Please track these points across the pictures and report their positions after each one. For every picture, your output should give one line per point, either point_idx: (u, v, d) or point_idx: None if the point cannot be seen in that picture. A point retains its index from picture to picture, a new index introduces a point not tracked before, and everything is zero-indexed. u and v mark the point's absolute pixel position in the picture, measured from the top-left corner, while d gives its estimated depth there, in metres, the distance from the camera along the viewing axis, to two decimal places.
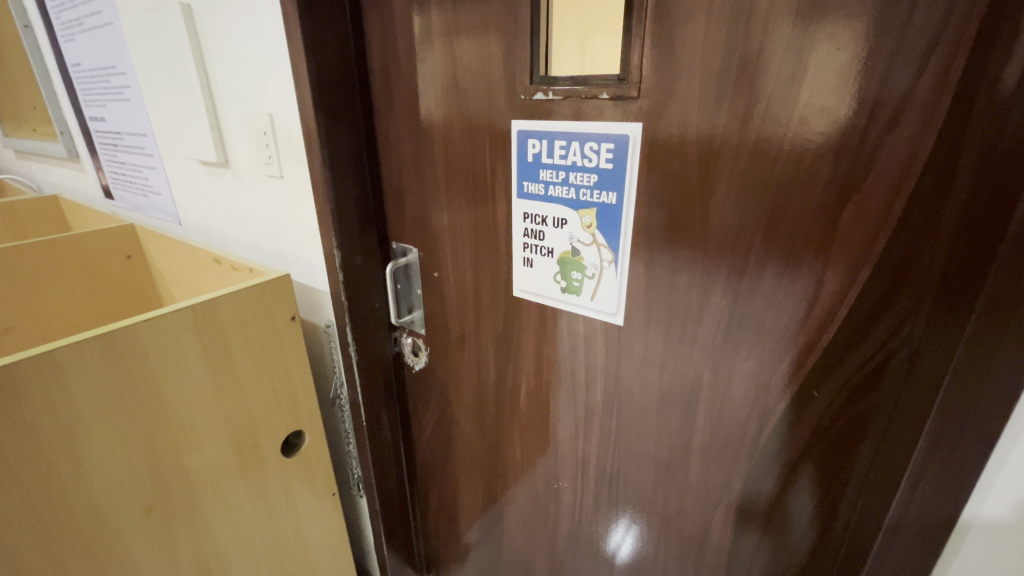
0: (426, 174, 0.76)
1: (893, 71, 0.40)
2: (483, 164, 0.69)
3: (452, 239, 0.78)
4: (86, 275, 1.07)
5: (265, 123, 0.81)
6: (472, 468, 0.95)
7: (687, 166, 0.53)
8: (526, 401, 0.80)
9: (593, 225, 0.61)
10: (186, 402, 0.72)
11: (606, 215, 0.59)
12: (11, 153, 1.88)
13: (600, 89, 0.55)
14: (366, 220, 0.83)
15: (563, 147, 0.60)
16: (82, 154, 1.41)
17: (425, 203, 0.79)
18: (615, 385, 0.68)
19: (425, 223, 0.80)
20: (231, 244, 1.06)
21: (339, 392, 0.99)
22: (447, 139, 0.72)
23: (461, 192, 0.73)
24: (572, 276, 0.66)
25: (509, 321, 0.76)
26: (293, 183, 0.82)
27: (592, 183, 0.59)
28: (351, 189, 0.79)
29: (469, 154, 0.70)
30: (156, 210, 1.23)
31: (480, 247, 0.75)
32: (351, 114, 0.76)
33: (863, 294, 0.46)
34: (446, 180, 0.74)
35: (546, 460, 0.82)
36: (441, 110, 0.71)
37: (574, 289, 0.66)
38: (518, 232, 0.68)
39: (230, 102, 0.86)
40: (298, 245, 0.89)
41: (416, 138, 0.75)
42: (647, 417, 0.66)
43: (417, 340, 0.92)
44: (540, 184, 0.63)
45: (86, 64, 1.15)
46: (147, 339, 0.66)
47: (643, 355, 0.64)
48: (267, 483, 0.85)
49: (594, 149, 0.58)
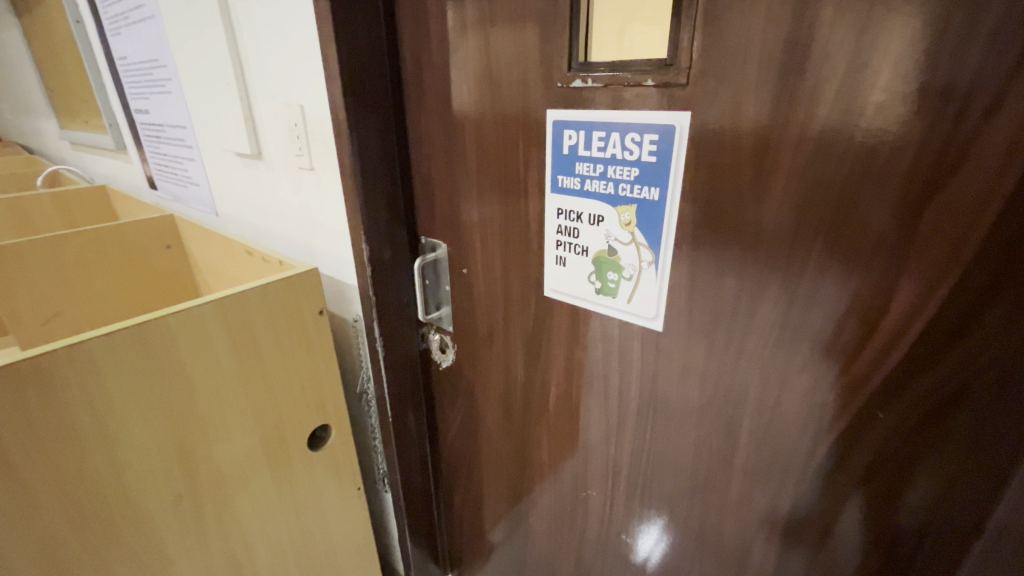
0: (458, 168, 0.74)
1: (995, 50, 0.34)
2: (516, 157, 0.66)
3: (483, 235, 0.75)
4: (128, 264, 1.10)
5: (297, 115, 0.80)
6: (498, 468, 0.93)
7: (740, 161, 0.48)
8: (554, 406, 0.77)
9: (632, 223, 0.57)
10: (214, 394, 0.72)
11: (648, 212, 0.55)
12: (67, 144, 1.98)
13: (645, 75, 0.51)
14: (396, 214, 0.82)
15: (602, 139, 0.56)
16: (128, 146, 1.45)
17: (458, 200, 0.76)
18: (651, 393, 0.64)
19: (457, 219, 0.78)
20: (263, 236, 1.06)
21: (366, 387, 0.98)
22: (479, 131, 0.69)
23: (492, 186, 0.70)
24: (608, 276, 0.62)
25: (540, 320, 0.73)
26: (323, 175, 0.81)
27: (633, 178, 0.55)
28: (381, 182, 0.78)
29: (501, 146, 0.67)
30: (195, 201, 1.26)
31: (511, 243, 0.72)
32: (381, 104, 0.74)
33: (945, 306, 0.41)
34: (478, 173, 0.71)
35: (574, 465, 0.79)
36: (472, 101, 0.68)
37: (609, 291, 0.62)
38: (550, 228, 0.65)
39: (263, 93, 0.85)
40: (327, 239, 0.88)
41: (446, 131, 0.73)
42: (685, 428, 0.62)
43: (445, 337, 0.90)
44: (576, 178, 0.60)
45: (131, 57, 1.18)
46: (176, 332, 0.66)
47: (684, 364, 0.59)
48: (293, 476, 0.86)
49: (635, 141, 0.54)
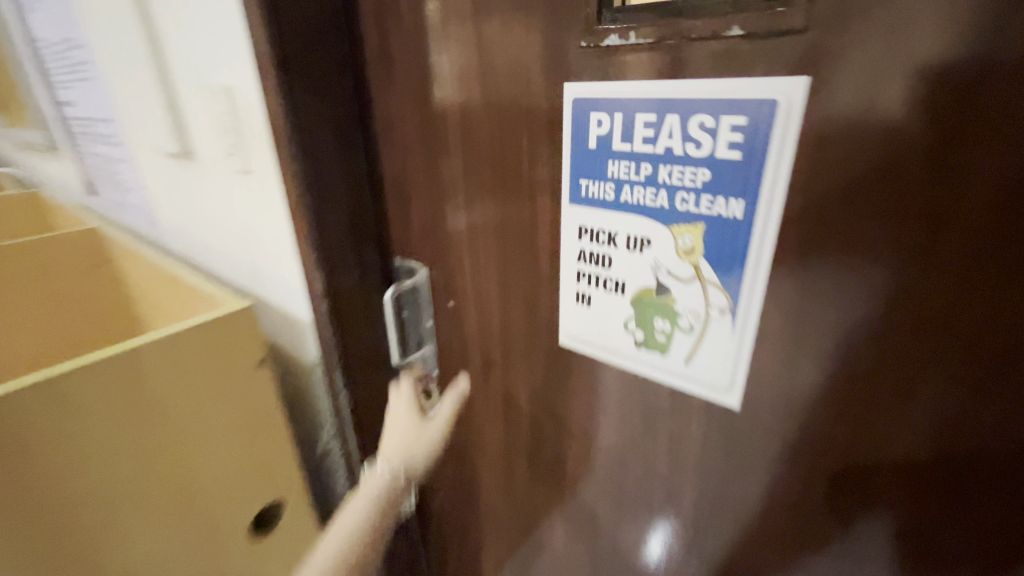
0: (439, 169, 0.54)
1: None
2: (519, 155, 0.47)
3: (475, 258, 0.56)
4: (38, 292, 0.90)
5: (224, 101, 0.60)
6: (498, 546, 0.74)
7: (897, 159, 0.29)
8: (572, 483, 0.58)
9: (697, 252, 0.37)
10: (116, 474, 0.59)
11: (723, 237, 0.36)
12: (7, 144, 1.76)
13: (725, 21, 0.32)
14: (360, 229, 0.62)
15: (650, 125, 0.37)
16: (61, 145, 1.25)
17: (442, 211, 0.57)
18: (713, 490, 0.45)
19: (441, 236, 0.58)
20: (204, 255, 0.87)
21: (331, 444, 0.79)
22: (466, 120, 0.50)
23: (486, 195, 0.51)
24: (655, 326, 0.42)
25: (552, 376, 0.54)
26: (260, 181, 0.62)
27: (700, 184, 0.35)
28: (339, 191, 0.59)
29: (498, 139, 0.48)
30: (132, 210, 1.06)
31: (513, 272, 0.53)
32: (331, 83, 0.55)
33: None
34: (467, 175, 0.52)
35: (598, 558, 0.60)
36: (455, 74, 0.49)
37: (655, 345, 0.43)
38: (569, 254, 0.46)
39: (185, 74, 0.65)
40: (273, 263, 0.68)
41: (422, 118, 0.53)
42: (764, 541, 0.44)
43: (428, 383, 0.70)
44: (608, 183, 0.40)
45: (48, 37, 0.98)
46: (58, 404, 0.54)
47: (768, 456, 0.40)
48: (234, 556, 0.72)
49: (705, 127, 0.34)
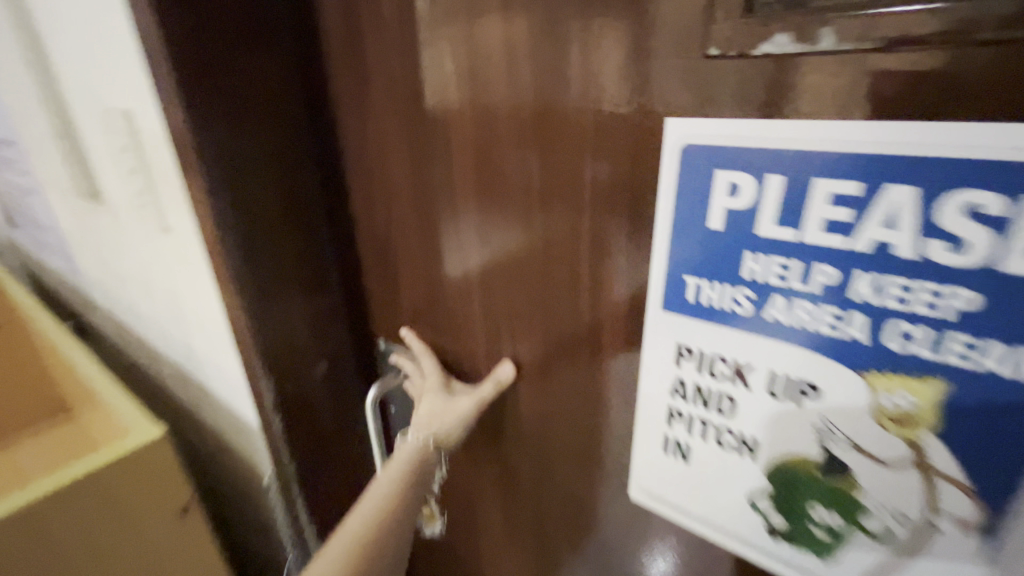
0: (438, 231, 0.36)
1: None
2: (573, 224, 0.29)
3: (496, 359, 0.38)
4: None
5: (122, 128, 0.42)
6: None
7: None
8: None
9: (924, 424, 0.21)
10: None
11: (992, 410, 0.19)
12: None
13: None
14: (327, 311, 0.44)
15: (845, 200, 0.20)
16: None
17: (444, 294, 0.38)
18: None
19: (442, 324, 0.40)
20: (131, 317, 0.67)
21: None
22: (482, 163, 0.32)
23: (515, 275, 0.34)
24: (811, 514, 0.25)
25: (614, 534, 0.37)
26: (180, 242, 0.43)
27: (953, 314, 0.19)
28: (292, 260, 0.40)
29: (537, 197, 0.30)
30: (53, 251, 0.86)
31: (556, 388, 0.35)
32: (276, 108, 0.36)
33: None
34: (483, 247, 0.34)
35: None
36: (467, 97, 0.31)
37: (809, 542, 0.26)
38: (656, 381, 0.29)
39: (72, 87, 0.46)
40: (207, 346, 0.50)
41: (415, 160, 0.35)
42: None
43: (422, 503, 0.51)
44: (745, 288, 0.23)
45: None
46: None
47: None
48: None
49: (978, 213, 0.18)
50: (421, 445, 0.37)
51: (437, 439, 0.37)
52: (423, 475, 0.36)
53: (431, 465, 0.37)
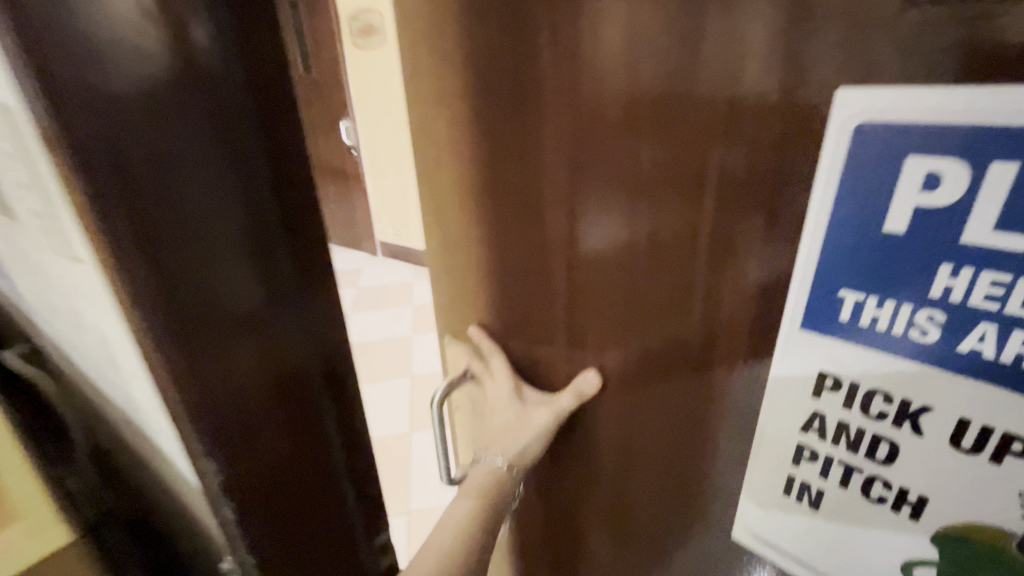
0: (520, 223, 0.31)
1: None
2: (701, 228, 0.23)
3: (576, 375, 0.32)
4: None
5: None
6: None
7: None
8: None
9: None
10: None
11: None
12: None
13: None
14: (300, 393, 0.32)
15: None
16: None
17: (521, 291, 0.33)
18: None
19: (514, 328, 0.35)
20: None
21: None
22: (578, 144, 0.26)
23: (609, 282, 0.28)
24: None
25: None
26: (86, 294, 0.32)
27: None
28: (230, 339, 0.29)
29: (649, 189, 0.24)
30: None
31: (645, 416, 0.29)
32: (210, 123, 0.25)
33: None
34: (570, 248, 0.29)
35: None
36: (569, 51, 0.24)
37: None
38: (784, 414, 0.23)
39: None
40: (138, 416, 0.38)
41: (496, 139, 0.30)
42: None
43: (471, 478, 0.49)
44: (936, 310, 0.18)
45: None
46: None
47: None
48: None
49: None
50: (494, 468, 0.35)
51: (507, 461, 0.34)
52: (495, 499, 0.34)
53: (506, 488, 0.35)
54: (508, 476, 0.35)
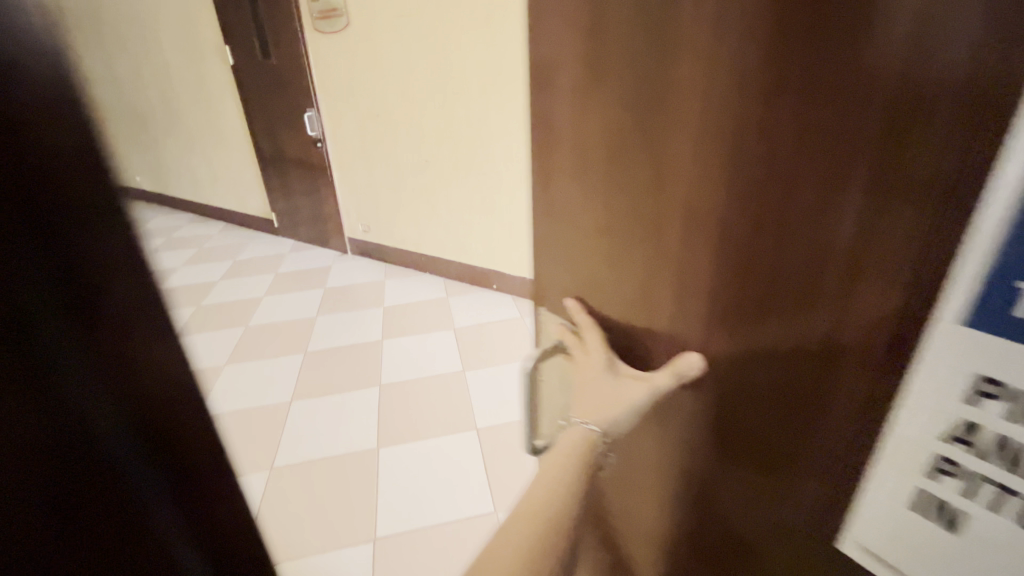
0: (663, 212, 0.32)
1: None
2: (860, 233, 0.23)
3: (684, 356, 0.34)
4: None
5: None
6: None
7: None
8: None
9: None
10: None
11: None
12: None
13: None
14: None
15: None
16: None
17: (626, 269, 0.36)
18: None
19: (637, 308, 0.36)
20: None
21: None
22: (733, 138, 0.27)
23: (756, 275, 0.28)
24: None
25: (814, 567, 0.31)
26: None
27: None
28: None
29: (810, 185, 0.24)
30: None
31: (772, 403, 0.30)
32: (53, 278, 0.20)
33: None
34: (757, 232, 0.27)
35: None
36: (730, 43, 0.25)
37: None
38: (924, 420, 0.23)
39: None
40: None
41: (629, 136, 0.32)
42: None
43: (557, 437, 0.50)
44: None
45: None
46: None
47: None
48: None
49: None
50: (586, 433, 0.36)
51: (601, 429, 0.36)
52: (585, 463, 0.36)
53: (595, 454, 0.36)
54: (602, 443, 0.36)
